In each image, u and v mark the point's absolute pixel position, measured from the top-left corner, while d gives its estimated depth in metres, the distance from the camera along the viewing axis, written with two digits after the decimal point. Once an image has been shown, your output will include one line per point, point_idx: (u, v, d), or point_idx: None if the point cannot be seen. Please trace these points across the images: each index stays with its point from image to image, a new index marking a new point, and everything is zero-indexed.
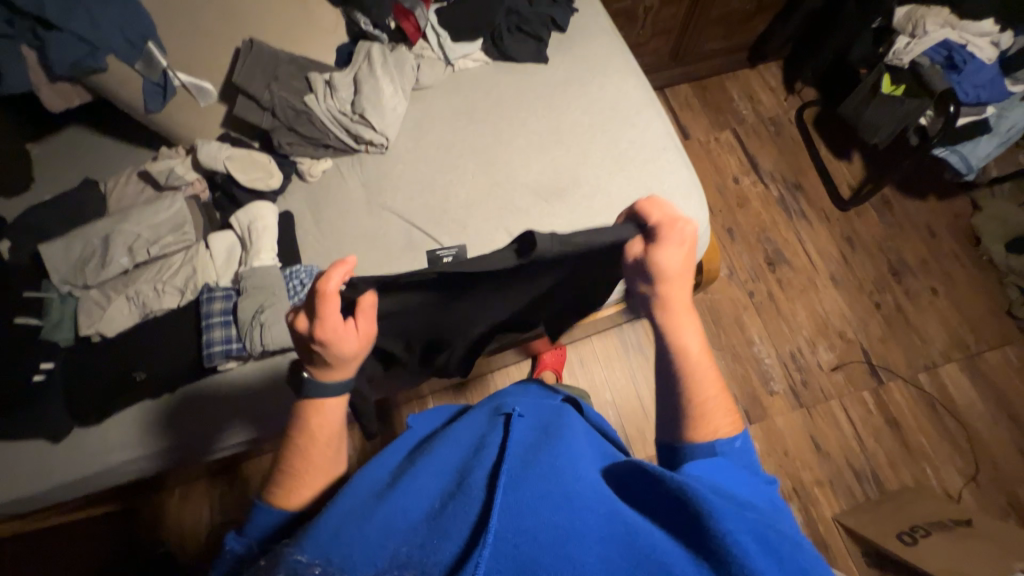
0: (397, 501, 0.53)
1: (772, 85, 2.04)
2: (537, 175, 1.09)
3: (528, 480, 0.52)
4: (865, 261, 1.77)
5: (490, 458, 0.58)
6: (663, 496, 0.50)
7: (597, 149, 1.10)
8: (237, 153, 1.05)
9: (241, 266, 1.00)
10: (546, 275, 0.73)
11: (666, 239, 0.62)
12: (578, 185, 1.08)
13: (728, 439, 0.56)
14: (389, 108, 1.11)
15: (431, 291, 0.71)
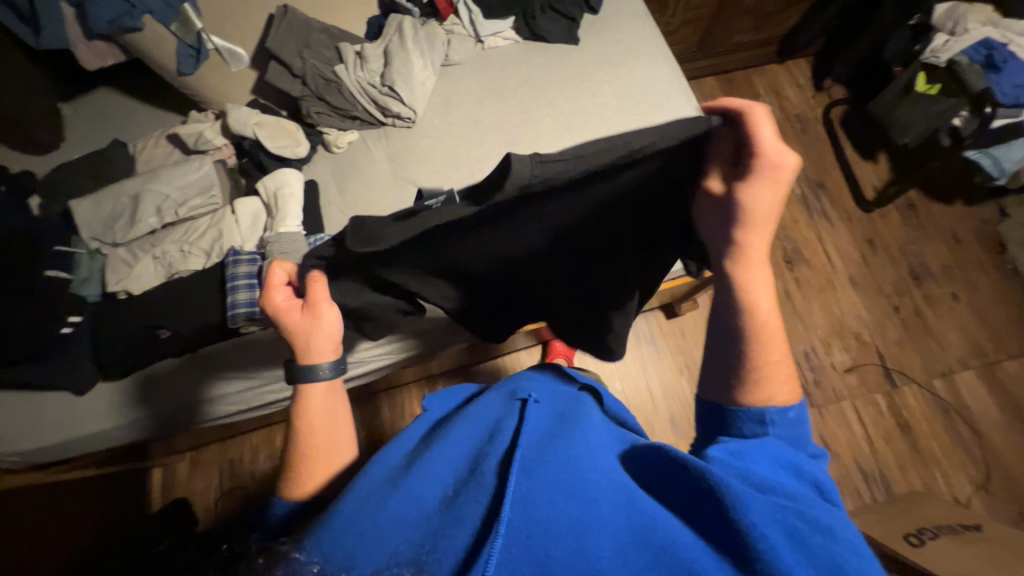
0: (411, 482, 0.53)
1: (799, 82, 2.01)
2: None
3: (542, 468, 0.51)
4: (885, 263, 1.75)
5: (505, 443, 0.57)
6: (683, 489, 0.50)
7: (625, 134, 1.10)
8: (266, 120, 1.05)
9: (267, 232, 1.01)
10: (575, 257, 0.72)
11: (761, 177, 0.52)
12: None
13: (783, 408, 0.55)
14: (418, 82, 1.11)
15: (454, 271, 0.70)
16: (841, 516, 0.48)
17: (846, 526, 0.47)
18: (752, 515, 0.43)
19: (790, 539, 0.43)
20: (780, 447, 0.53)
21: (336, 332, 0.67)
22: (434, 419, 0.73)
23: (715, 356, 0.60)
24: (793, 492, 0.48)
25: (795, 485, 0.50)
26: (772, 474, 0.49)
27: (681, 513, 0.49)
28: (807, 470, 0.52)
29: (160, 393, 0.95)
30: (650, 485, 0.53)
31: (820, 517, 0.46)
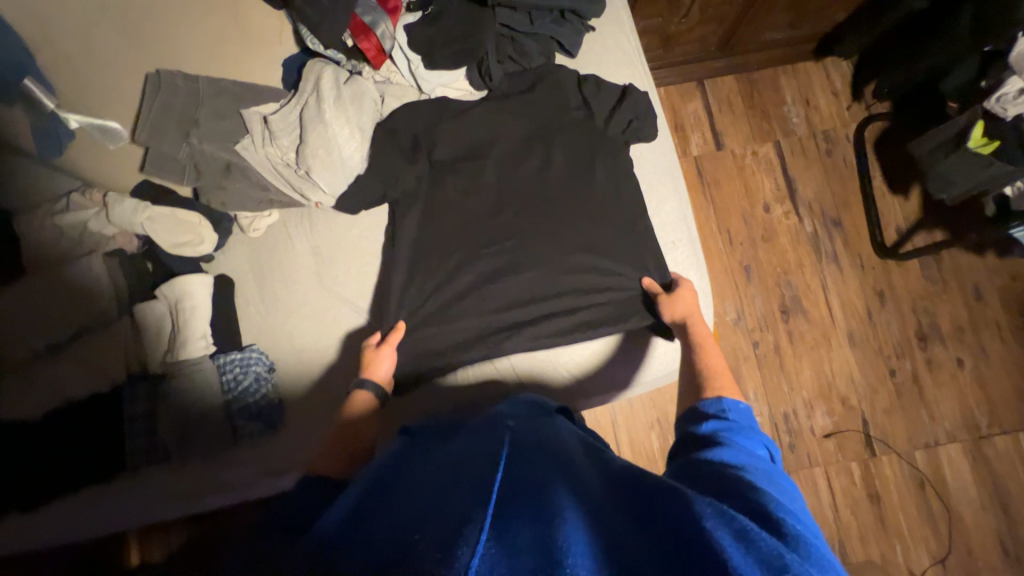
0: (390, 516, 0.53)
1: (835, 88, 1.69)
2: (530, 263, 0.90)
3: (523, 496, 0.51)
4: (891, 320, 1.59)
5: (490, 468, 0.56)
6: (654, 516, 0.50)
7: (600, 234, 0.92)
8: (158, 213, 0.87)
9: (168, 352, 0.89)
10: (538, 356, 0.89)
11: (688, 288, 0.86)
12: (582, 285, 0.89)
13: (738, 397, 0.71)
14: (342, 160, 0.89)
15: (441, 330, 0.88)
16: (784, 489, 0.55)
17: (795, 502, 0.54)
18: (718, 529, 0.45)
19: (769, 569, 0.42)
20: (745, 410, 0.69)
21: (388, 374, 0.85)
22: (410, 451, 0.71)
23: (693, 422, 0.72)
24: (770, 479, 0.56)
25: (769, 468, 0.59)
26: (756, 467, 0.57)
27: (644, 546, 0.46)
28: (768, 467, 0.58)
29: (71, 526, 0.88)
30: (625, 504, 0.53)
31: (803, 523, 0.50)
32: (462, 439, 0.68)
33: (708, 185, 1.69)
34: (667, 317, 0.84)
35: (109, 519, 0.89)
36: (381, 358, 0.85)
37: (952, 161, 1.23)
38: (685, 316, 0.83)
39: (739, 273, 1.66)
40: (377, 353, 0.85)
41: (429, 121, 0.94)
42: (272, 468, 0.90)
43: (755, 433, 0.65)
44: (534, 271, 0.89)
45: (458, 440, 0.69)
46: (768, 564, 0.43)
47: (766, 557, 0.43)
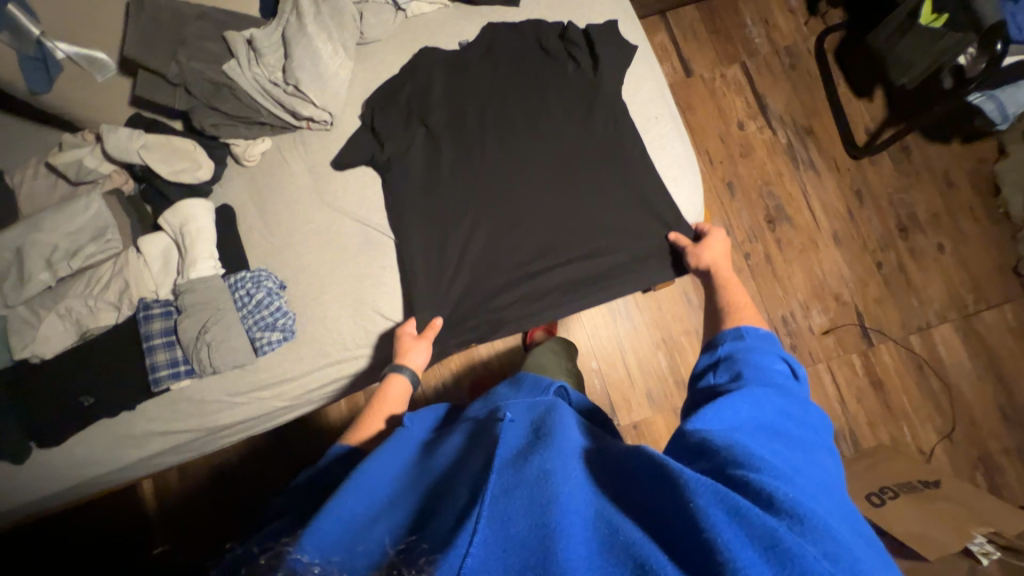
0: (393, 514, 0.53)
1: (791, 5, 1.76)
2: (526, 152, 0.94)
3: (518, 484, 0.48)
4: (871, 216, 1.66)
5: (484, 459, 0.53)
6: (650, 503, 0.48)
7: (591, 134, 0.94)
8: (154, 140, 0.89)
9: (179, 278, 0.90)
10: (544, 255, 0.92)
11: (715, 239, 0.89)
12: (577, 164, 0.93)
13: (756, 333, 0.70)
14: (329, 74, 0.93)
15: (440, 226, 0.93)
16: (793, 458, 0.54)
17: (803, 472, 0.52)
18: (710, 507, 0.44)
19: (763, 551, 0.41)
20: (762, 345, 0.68)
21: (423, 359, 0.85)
22: (422, 441, 0.69)
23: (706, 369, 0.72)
24: (771, 440, 0.55)
25: (776, 424, 0.58)
26: (756, 428, 0.56)
27: (639, 529, 0.45)
28: (778, 433, 0.57)
29: (106, 458, 0.88)
30: (626, 494, 0.51)
31: (802, 491, 0.49)
32: (462, 429, 0.64)
33: (683, 110, 1.74)
34: (691, 263, 0.88)
35: (139, 450, 0.89)
36: (417, 342, 0.86)
37: (909, 42, 1.30)
38: (708, 261, 0.87)
39: (723, 191, 1.71)
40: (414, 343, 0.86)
41: (413, 63, 0.97)
42: (294, 382, 0.92)
43: (770, 365, 0.66)
44: (528, 160, 0.93)
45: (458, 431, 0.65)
46: (760, 539, 0.42)
47: (760, 532, 0.42)
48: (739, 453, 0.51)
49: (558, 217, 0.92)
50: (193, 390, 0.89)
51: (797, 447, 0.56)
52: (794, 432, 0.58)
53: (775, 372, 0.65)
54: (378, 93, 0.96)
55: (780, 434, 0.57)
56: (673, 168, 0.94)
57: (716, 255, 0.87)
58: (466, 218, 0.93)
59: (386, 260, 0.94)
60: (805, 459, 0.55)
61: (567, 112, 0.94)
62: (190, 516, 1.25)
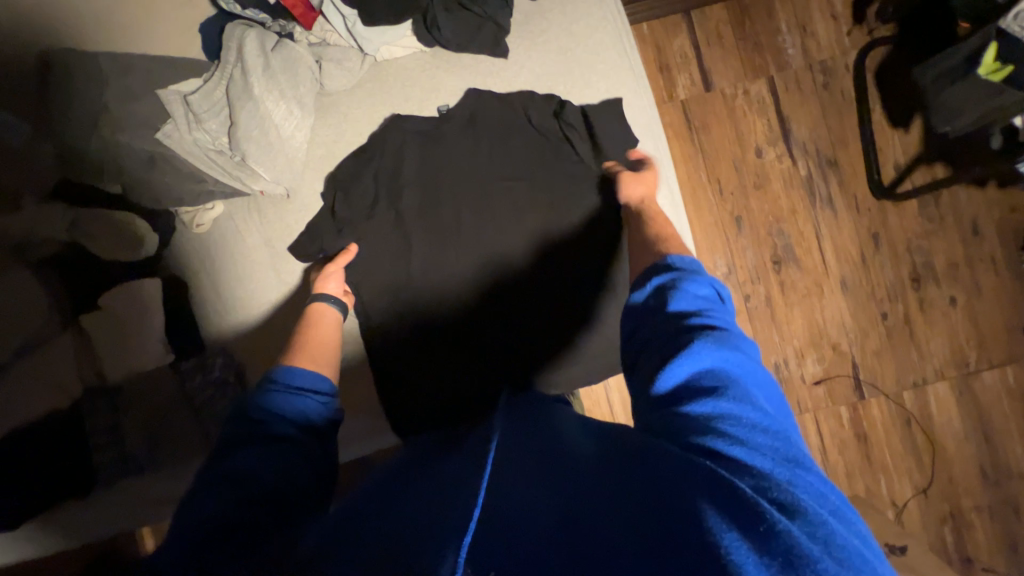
0: (375, 521, 0.49)
1: (834, 10, 1.54)
2: (508, 240, 0.84)
3: (504, 515, 0.46)
4: (885, 263, 1.55)
5: (465, 483, 0.49)
6: (628, 482, 0.44)
7: (578, 247, 0.84)
8: (88, 219, 0.81)
9: (127, 368, 0.85)
10: (531, 358, 0.84)
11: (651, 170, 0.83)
12: (558, 262, 0.84)
13: (683, 257, 0.65)
14: (283, 139, 0.81)
15: (409, 317, 0.85)
16: (755, 390, 0.49)
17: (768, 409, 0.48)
18: (694, 493, 0.40)
19: (754, 528, 0.36)
20: (692, 271, 0.62)
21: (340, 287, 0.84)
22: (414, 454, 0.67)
23: None
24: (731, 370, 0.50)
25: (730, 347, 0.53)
26: (716, 361, 0.51)
27: (615, 517, 0.41)
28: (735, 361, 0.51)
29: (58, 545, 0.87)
30: (605, 475, 0.46)
31: (780, 443, 0.45)
32: (440, 458, 0.62)
33: (696, 131, 1.57)
34: (623, 196, 0.81)
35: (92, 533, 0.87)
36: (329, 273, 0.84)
37: (958, 92, 1.14)
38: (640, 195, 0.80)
39: (730, 224, 1.59)
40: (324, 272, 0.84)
41: (383, 133, 0.85)
42: None
43: (698, 284, 0.60)
44: (511, 250, 0.84)
45: (437, 458, 0.62)
46: (743, 521, 0.37)
47: (742, 511, 0.38)
48: (702, 413, 0.46)
49: (541, 342, 0.85)
50: (148, 480, 0.86)
51: (755, 377, 0.51)
52: (745, 347, 0.53)
53: (704, 300, 0.59)
54: (342, 159, 0.86)
55: (735, 360, 0.51)
56: None
57: (650, 181, 0.81)
58: (437, 313, 0.85)
59: (350, 351, 0.88)
60: (764, 392, 0.51)
61: (555, 202, 0.84)
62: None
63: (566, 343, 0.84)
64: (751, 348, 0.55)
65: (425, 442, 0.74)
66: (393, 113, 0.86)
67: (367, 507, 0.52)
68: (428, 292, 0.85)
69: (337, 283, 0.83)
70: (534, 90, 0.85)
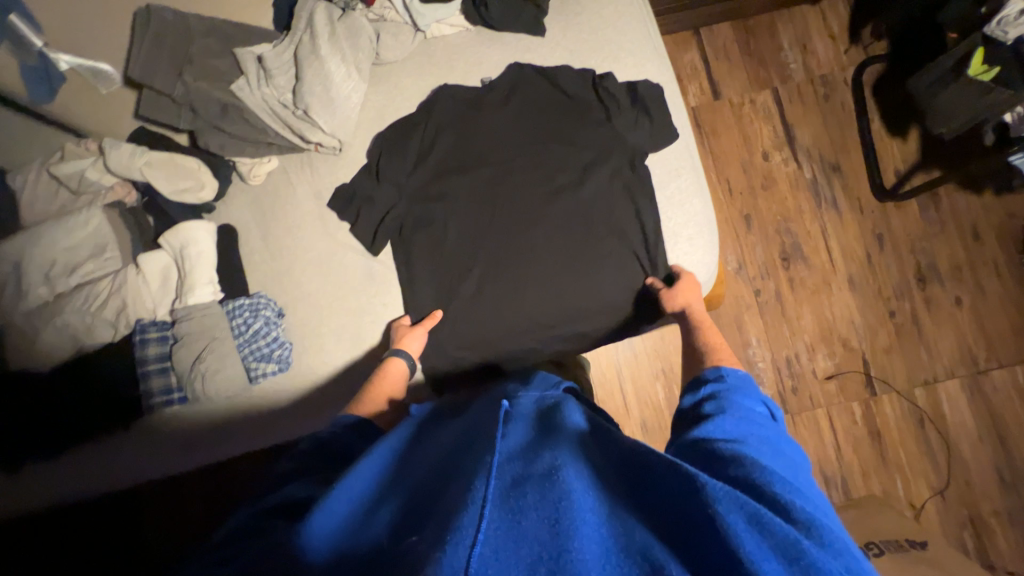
0: (404, 504, 0.53)
1: (833, 31, 1.68)
2: (542, 196, 0.91)
3: (529, 480, 0.49)
4: (890, 263, 1.61)
5: (486, 450, 0.54)
6: (662, 497, 0.50)
7: (607, 204, 0.90)
8: (157, 157, 0.87)
9: (178, 301, 0.89)
10: (564, 294, 0.89)
11: (685, 278, 0.87)
12: (589, 215, 0.90)
13: (732, 369, 0.74)
14: (341, 98, 0.89)
15: (449, 262, 0.91)
16: (783, 469, 0.57)
17: (804, 490, 0.55)
18: (731, 513, 0.44)
19: (783, 554, 0.42)
20: (741, 388, 0.70)
21: (418, 346, 0.87)
22: (410, 438, 0.67)
23: (692, 381, 0.78)
24: (768, 455, 0.58)
25: (771, 436, 0.63)
26: (758, 443, 0.60)
27: (654, 526, 0.47)
28: (767, 449, 0.59)
29: (93, 480, 0.90)
30: (633, 491, 0.52)
31: (810, 505, 0.51)
32: (457, 432, 0.65)
33: (706, 135, 1.68)
34: (667, 307, 0.86)
35: (119, 472, 0.90)
36: (416, 334, 0.87)
37: (951, 93, 1.24)
38: (681, 304, 0.85)
39: (740, 222, 1.66)
40: (410, 330, 0.88)
41: (429, 100, 0.94)
42: (298, 407, 0.91)
43: (752, 400, 0.69)
44: (546, 201, 0.91)
45: (455, 433, 0.65)
46: (782, 552, 0.43)
47: (775, 541, 0.43)
48: (739, 466, 0.54)
49: (569, 285, 0.89)
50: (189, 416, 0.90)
51: (789, 466, 0.59)
52: (787, 453, 0.61)
53: (757, 416, 0.66)
54: (393, 121, 0.94)
55: (774, 452, 0.59)
56: (689, 227, 0.90)
57: (685, 289, 0.86)
58: (475, 260, 0.90)
59: (388, 297, 0.92)
60: (796, 475, 0.58)
61: (588, 162, 0.91)
62: (158, 540, 1.17)
63: (595, 283, 0.90)
64: (783, 445, 0.62)
65: (440, 415, 0.77)
66: (441, 82, 0.95)
67: (390, 495, 0.55)
68: (465, 241, 0.91)
69: (418, 345, 0.86)
70: (569, 63, 0.95)
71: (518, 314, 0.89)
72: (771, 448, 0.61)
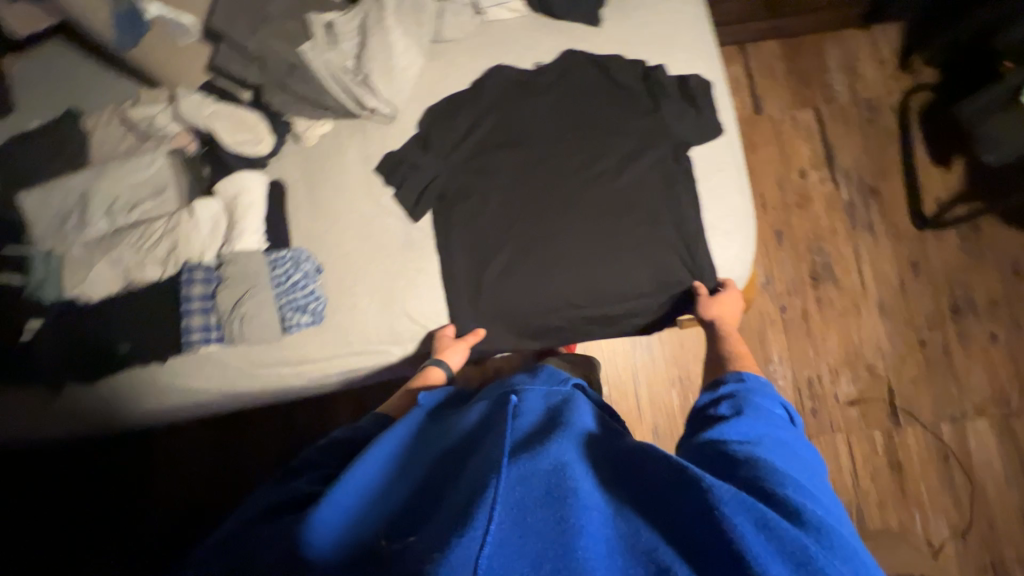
0: (416, 502, 0.56)
1: (881, 56, 1.68)
2: (583, 179, 0.92)
3: (536, 477, 0.51)
4: (924, 292, 1.57)
5: (495, 442, 0.55)
6: (671, 497, 0.50)
7: (648, 193, 0.91)
8: (223, 110, 0.93)
9: (225, 246, 0.93)
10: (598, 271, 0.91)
11: (729, 294, 0.89)
12: (629, 202, 0.91)
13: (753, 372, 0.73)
14: (400, 69, 0.93)
15: (488, 235, 0.93)
16: (801, 472, 0.56)
17: (820, 492, 0.55)
18: (740, 518, 0.45)
19: (791, 559, 0.44)
20: (761, 389, 0.69)
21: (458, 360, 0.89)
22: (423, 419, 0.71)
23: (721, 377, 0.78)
24: (785, 458, 0.58)
25: (790, 437, 0.62)
26: (774, 445, 0.59)
27: (661, 525, 0.49)
28: (784, 451, 0.59)
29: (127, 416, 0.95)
30: (640, 492, 0.53)
31: (825, 511, 0.52)
32: (468, 417, 0.65)
33: (744, 148, 1.68)
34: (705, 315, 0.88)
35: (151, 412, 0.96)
36: (460, 350, 0.89)
37: (1003, 121, 1.22)
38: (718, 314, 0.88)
39: (770, 238, 1.65)
40: (453, 343, 0.90)
41: (482, 79, 0.97)
42: (328, 356, 0.94)
43: (771, 400, 0.68)
44: (587, 184, 0.92)
45: (466, 417, 0.65)
46: (791, 556, 0.44)
47: (784, 546, 0.44)
48: (752, 470, 0.54)
49: (602, 267, 0.91)
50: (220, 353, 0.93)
51: (806, 468, 0.58)
52: (805, 456, 0.60)
53: (777, 417, 0.65)
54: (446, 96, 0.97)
55: (791, 454, 0.59)
56: (728, 221, 0.91)
57: (726, 303, 0.88)
58: (512, 236, 0.92)
59: (423, 264, 0.95)
60: (813, 478, 0.57)
61: (633, 150, 0.92)
62: (168, 482, 1.24)
63: (628, 266, 0.90)
64: (801, 448, 0.62)
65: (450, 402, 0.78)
66: (495, 62, 0.98)
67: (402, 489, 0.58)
68: (504, 216, 0.93)
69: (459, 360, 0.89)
70: (622, 54, 0.97)
71: (550, 291, 0.91)
72: (789, 450, 0.60)
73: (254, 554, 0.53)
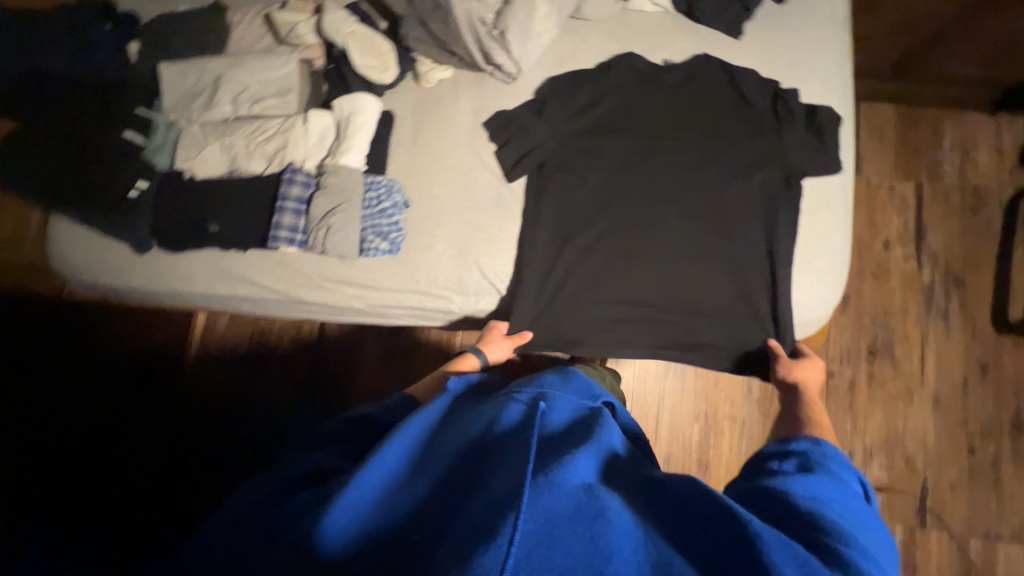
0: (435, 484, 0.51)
1: (1001, 147, 1.60)
2: (685, 182, 0.91)
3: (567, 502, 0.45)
4: (986, 397, 1.49)
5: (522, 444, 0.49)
6: (714, 539, 0.45)
7: (747, 211, 0.90)
8: (361, 31, 0.98)
9: (329, 157, 0.96)
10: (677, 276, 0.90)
11: (808, 362, 0.87)
12: (725, 215, 0.90)
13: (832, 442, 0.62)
14: (535, 34, 0.95)
15: (577, 212, 0.93)
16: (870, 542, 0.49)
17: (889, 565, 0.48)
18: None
19: None
20: (833, 456, 0.59)
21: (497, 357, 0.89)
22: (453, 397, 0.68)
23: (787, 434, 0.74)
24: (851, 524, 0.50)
25: (858, 507, 0.53)
26: (840, 510, 0.51)
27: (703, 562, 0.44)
28: (851, 518, 0.51)
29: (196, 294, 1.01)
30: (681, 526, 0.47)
31: None
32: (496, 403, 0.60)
33: None
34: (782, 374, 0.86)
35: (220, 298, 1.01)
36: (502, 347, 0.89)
37: None
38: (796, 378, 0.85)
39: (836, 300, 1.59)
40: (498, 338, 0.91)
41: (610, 62, 0.97)
42: (394, 288, 0.96)
43: (845, 470, 0.57)
44: (689, 187, 0.91)
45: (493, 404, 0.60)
46: None
47: None
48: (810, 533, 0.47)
49: (682, 273, 0.90)
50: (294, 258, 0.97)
51: (877, 540, 0.50)
52: (878, 530, 0.51)
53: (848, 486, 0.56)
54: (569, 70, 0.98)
55: (858, 518, 0.51)
56: (822, 259, 0.89)
57: (804, 370, 0.86)
58: (601, 220, 0.92)
59: (505, 224, 0.96)
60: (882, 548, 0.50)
61: (741, 165, 0.91)
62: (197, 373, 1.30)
63: (707, 278, 0.89)
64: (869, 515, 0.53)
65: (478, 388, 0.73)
66: (626, 50, 0.99)
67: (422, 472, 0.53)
68: (597, 198, 0.93)
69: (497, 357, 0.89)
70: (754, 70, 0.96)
71: (625, 282, 0.91)
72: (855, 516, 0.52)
73: (266, 532, 0.49)
